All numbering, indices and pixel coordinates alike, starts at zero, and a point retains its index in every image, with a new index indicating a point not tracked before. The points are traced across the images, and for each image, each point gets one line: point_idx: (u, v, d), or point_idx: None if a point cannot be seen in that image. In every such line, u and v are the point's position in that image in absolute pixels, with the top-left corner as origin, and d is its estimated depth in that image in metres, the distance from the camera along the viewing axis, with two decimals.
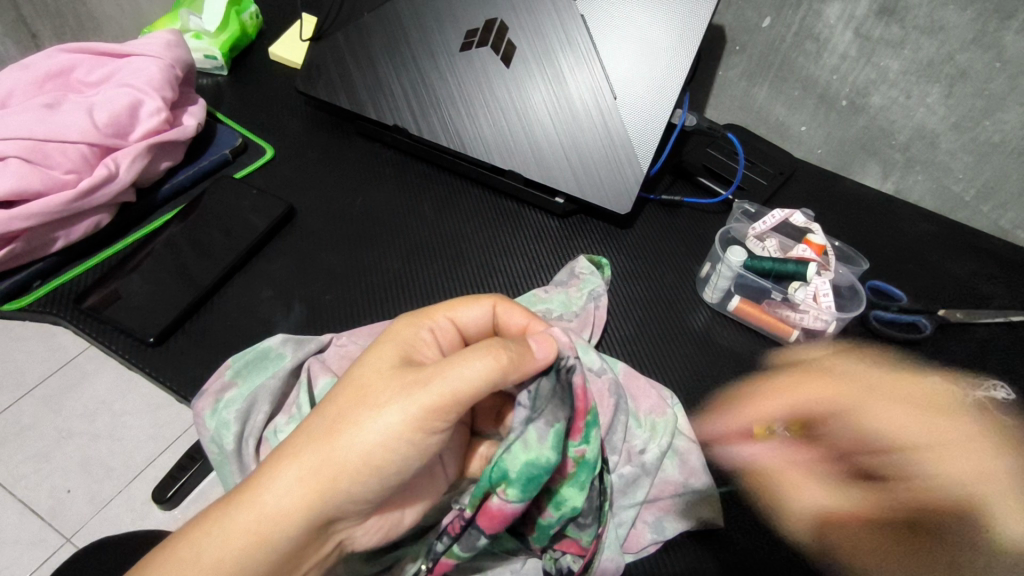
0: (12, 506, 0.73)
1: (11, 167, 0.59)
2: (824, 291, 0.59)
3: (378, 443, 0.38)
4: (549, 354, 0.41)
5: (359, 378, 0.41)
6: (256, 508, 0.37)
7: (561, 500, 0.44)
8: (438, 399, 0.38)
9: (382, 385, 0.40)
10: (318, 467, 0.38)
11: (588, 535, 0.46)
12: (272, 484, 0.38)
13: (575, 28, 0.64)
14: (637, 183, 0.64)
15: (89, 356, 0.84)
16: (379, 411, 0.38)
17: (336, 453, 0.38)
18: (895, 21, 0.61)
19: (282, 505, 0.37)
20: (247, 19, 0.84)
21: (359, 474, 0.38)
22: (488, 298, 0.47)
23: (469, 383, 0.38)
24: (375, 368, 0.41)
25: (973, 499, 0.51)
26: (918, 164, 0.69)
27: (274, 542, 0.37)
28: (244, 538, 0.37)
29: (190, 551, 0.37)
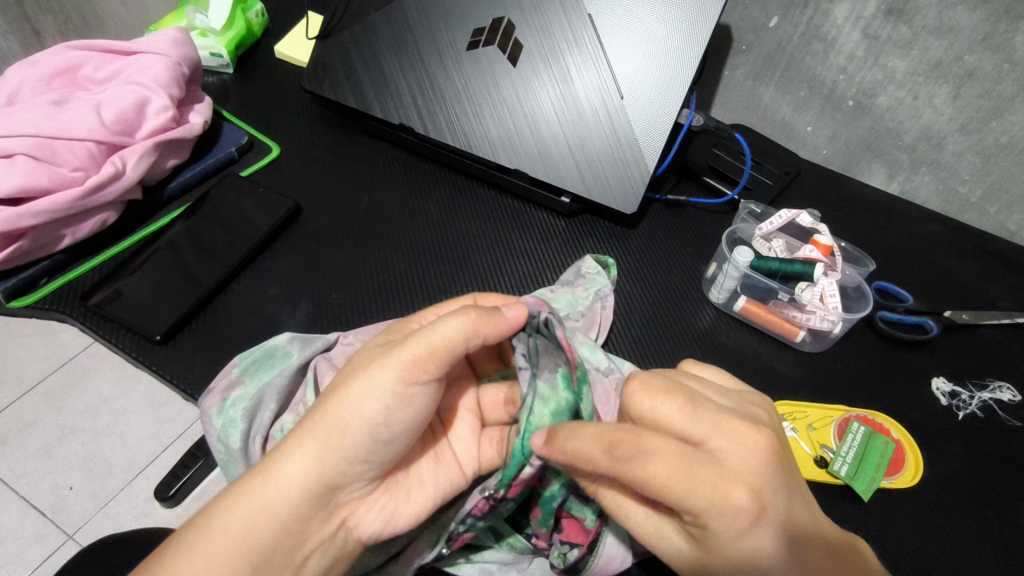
0: (15, 503, 0.73)
1: (19, 165, 0.60)
2: (831, 292, 0.58)
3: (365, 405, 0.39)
4: (520, 312, 0.42)
5: (353, 357, 0.43)
6: (261, 474, 0.39)
7: None
8: (417, 355, 0.39)
9: (371, 356, 0.42)
10: (314, 433, 0.40)
11: (591, 512, 0.47)
12: (275, 453, 0.40)
13: (582, 28, 0.65)
14: (644, 182, 0.64)
15: (91, 353, 0.84)
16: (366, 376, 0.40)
17: (329, 418, 0.40)
18: (903, 22, 0.61)
19: (283, 471, 0.39)
20: (253, 17, 0.84)
21: (351, 436, 0.39)
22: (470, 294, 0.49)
23: (445, 339, 0.40)
24: (367, 346, 0.43)
25: (966, 500, 0.53)
26: (924, 165, 0.69)
27: (277, 506, 0.38)
28: (248, 504, 0.38)
29: (202, 518, 0.39)
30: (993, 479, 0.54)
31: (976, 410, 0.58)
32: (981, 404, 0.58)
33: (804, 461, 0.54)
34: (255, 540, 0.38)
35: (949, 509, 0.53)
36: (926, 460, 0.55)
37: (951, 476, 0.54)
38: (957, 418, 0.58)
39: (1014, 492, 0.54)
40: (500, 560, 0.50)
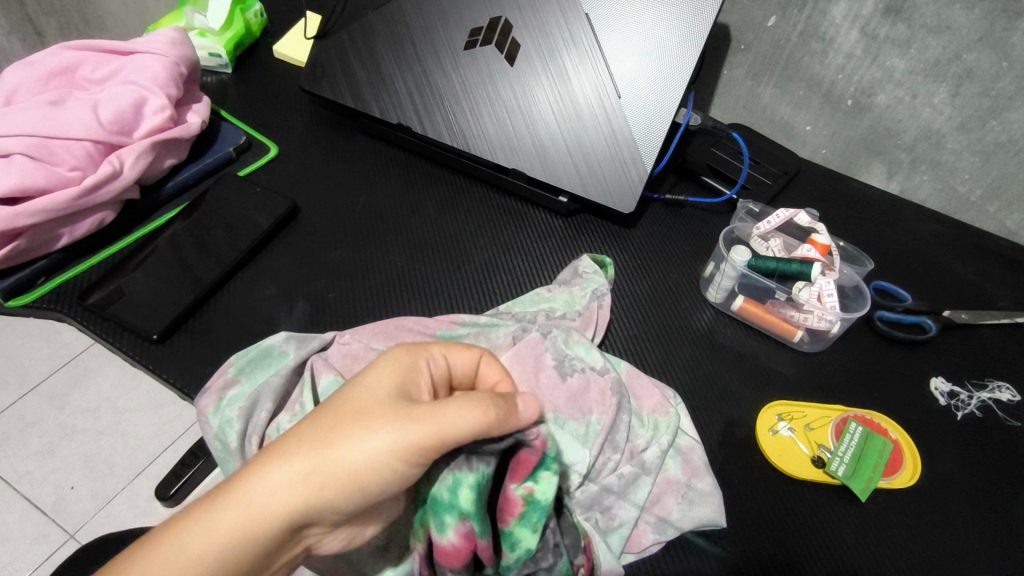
0: (16, 503, 0.73)
1: (17, 164, 0.60)
2: (828, 291, 0.58)
3: (366, 462, 0.36)
4: (534, 410, 0.42)
5: (357, 398, 0.38)
6: (246, 505, 0.34)
7: (516, 542, 0.44)
8: (432, 435, 0.36)
9: (381, 407, 0.37)
10: (308, 476, 0.35)
11: (556, 574, 0.45)
12: (264, 482, 0.34)
13: (579, 28, 0.64)
14: (640, 181, 0.63)
15: (93, 353, 0.84)
16: (374, 429, 0.36)
17: (331, 463, 0.35)
18: (902, 20, 0.60)
19: (271, 505, 0.34)
20: (252, 17, 0.85)
21: (345, 486, 0.36)
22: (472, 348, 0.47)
23: (466, 426, 0.37)
24: (374, 389, 0.39)
25: (965, 499, 0.53)
26: (924, 164, 0.68)
27: (256, 540, 0.34)
28: (228, 534, 0.33)
29: (173, 544, 0.33)
30: (992, 479, 0.54)
31: (975, 410, 0.58)
32: (980, 403, 0.58)
33: (801, 460, 0.54)
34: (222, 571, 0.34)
35: (948, 509, 0.52)
36: (925, 460, 0.55)
37: (950, 477, 0.54)
38: (956, 418, 0.57)
39: (1013, 492, 0.54)
40: None
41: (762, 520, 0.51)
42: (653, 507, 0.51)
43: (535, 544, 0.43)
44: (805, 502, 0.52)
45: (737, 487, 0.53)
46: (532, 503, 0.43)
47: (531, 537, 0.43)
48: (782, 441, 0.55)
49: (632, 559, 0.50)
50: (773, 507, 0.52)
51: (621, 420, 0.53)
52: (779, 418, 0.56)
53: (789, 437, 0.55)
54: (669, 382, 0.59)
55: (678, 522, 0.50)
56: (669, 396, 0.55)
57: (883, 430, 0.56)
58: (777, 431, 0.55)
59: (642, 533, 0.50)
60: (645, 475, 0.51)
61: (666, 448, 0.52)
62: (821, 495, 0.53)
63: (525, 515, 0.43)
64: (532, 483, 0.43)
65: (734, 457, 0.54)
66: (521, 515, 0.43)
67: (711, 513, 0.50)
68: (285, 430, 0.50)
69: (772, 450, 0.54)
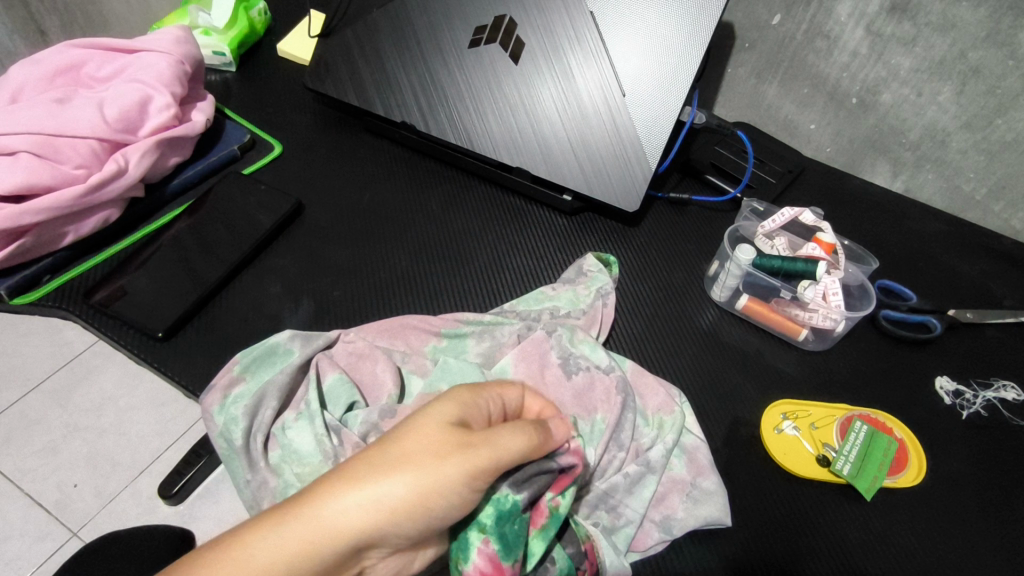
0: (19, 501, 0.71)
1: (22, 162, 0.60)
2: (833, 290, 0.58)
3: (427, 492, 0.34)
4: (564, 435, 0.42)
5: (421, 425, 0.36)
6: (314, 524, 0.32)
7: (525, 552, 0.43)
8: (491, 463, 0.36)
9: (442, 434, 0.35)
10: (377, 499, 0.33)
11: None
12: (331, 501, 0.33)
13: (584, 26, 0.64)
14: (645, 180, 0.63)
15: (95, 351, 0.82)
16: (444, 459, 0.34)
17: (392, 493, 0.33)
18: (907, 18, 0.60)
19: (336, 527, 0.32)
20: (255, 15, 0.85)
21: (405, 516, 0.33)
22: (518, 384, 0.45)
23: (517, 451, 0.37)
24: (436, 418, 0.36)
25: (970, 499, 0.53)
26: (928, 162, 0.68)
27: (319, 563, 0.32)
28: (293, 551, 0.32)
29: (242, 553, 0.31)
30: (997, 478, 0.54)
31: (980, 409, 0.58)
32: (985, 402, 0.58)
33: (805, 459, 0.54)
34: None
35: (953, 508, 0.52)
36: (930, 459, 0.55)
37: (956, 476, 0.54)
38: (961, 417, 0.57)
39: (1019, 491, 0.53)
40: None
41: (768, 519, 0.51)
42: (657, 506, 0.51)
43: (543, 551, 0.43)
44: (809, 501, 0.52)
45: (742, 487, 0.53)
46: (555, 516, 0.43)
47: (540, 545, 0.43)
48: (786, 440, 0.55)
49: (637, 558, 0.49)
50: (779, 506, 0.52)
51: (626, 418, 0.52)
52: (784, 417, 0.56)
53: (793, 436, 0.55)
54: (673, 381, 0.59)
55: (682, 521, 0.50)
56: (673, 394, 0.55)
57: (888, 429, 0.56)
58: (781, 430, 0.55)
59: (647, 532, 0.50)
60: (650, 473, 0.51)
61: (671, 447, 0.51)
62: (827, 494, 0.53)
63: (546, 528, 0.43)
64: (560, 497, 0.43)
65: (739, 456, 0.54)
66: (541, 526, 0.43)
67: (715, 512, 0.50)
68: (291, 429, 0.50)
69: (777, 449, 0.54)
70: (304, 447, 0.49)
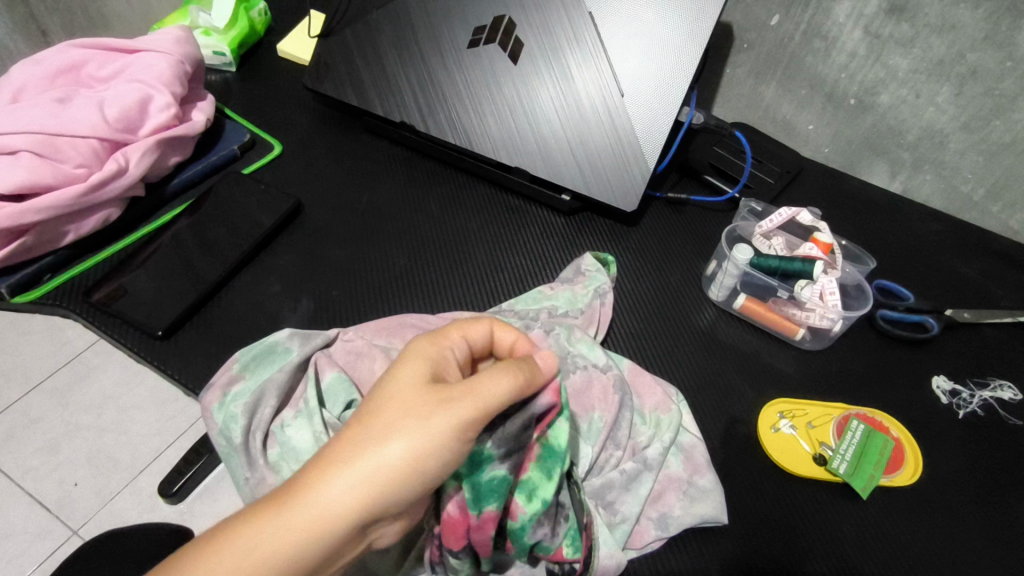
0: (20, 499, 0.71)
1: (23, 161, 0.60)
2: (830, 290, 0.58)
3: (411, 455, 0.34)
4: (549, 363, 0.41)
5: (391, 392, 0.37)
6: (306, 511, 0.33)
7: (531, 491, 0.44)
8: (475, 412, 0.36)
9: (412, 395, 0.36)
10: (363, 476, 0.34)
11: (567, 537, 0.46)
12: (322, 486, 0.33)
13: (582, 25, 0.65)
14: (643, 179, 0.64)
15: (96, 351, 0.81)
16: (429, 419, 0.35)
17: (374, 467, 0.34)
18: (905, 19, 0.60)
19: (329, 512, 0.33)
20: (256, 16, 0.85)
21: (402, 484, 0.34)
22: (487, 320, 0.44)
23: (496, 389, 0.37)
24: (404, 382, 0.37)
25: (964, 497, 0.53)
26: (926, 163, 0.68)
27: (319, 546, 0.33)
28: (289, 539, 0.32)
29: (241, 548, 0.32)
30: (994, 478, 0.54)
31: (977, 409, 0.58)
32: (982, 402, 0.58)
33: (803, 458, 0.54)
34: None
35: (949, 507, 0.53)
36: (927, 458, 0.55)
37: (952, 475, 0.54)
38: (958, 417, 0.58)
39: (1015, 492, 0.54)
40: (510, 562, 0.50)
41: (764, 518, 0.51)
42: (653, 503, 0.51)
43: (551, 493, 0.43)
44: (805, 500, 0.52)
45: (738, 486, 0.53)
46: (549, 450, 0.43)
47: (548, 487, 0.44)
48: (783, 439, 0.55)
49: (635, 556, 0.50)
50: (776, 504, 0.52)
51: (623, 417, 0.53)
52: (781, 416, 0.56)
53: (791, 435, 0.55)
54: (671, 380, 0.59)
55: (678, 519, 0.50)
56: (670, 393, 0.55)
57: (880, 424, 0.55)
58: (778, 429, 0.55)
59: (644, 529, 0.50)
60: (647, 471, 0.51)
61: (667, 445, 0.52)
62: (824, 493, 0.53)
63: (543, 462, 0.43)
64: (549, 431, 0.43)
65: (736, 455, 0.55)
66: (538, 463, 0.44)
67: (712, 510, 0.50)
68: (290, 427, 0.50)
69: (775, 449, 0.54)
70: (302, 445, 0.49)
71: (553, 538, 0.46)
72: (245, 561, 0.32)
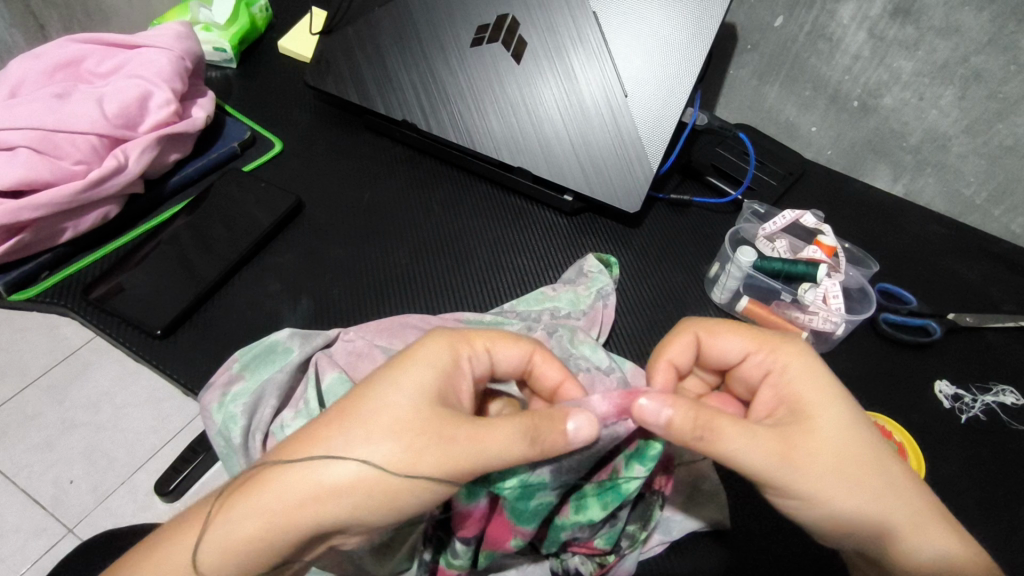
0: (14, 496, 0.70)
1: (21, 157, 0.60)
2: (834, 292, 0.58)
3: (386, 480, 0.35)
4: (585, 428, 0.38)
5: (385, 401, 0.37)
6: (258, 511, 0.35)
7: (582, 506, 0.44)
8: (469, 462, 0.36)
9: (409, 413, 0.36)
10: (323, 491, 0.35)
11: (602, 538, 0.47)
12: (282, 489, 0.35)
13: (587, 26, 0.64)
14: (647, 182, 0.63)
15: (94, 347, 0.80)
16: (410, 458, 0.36)
17: (342, 479, 0.35)
18: (910, 22, 0.60)
19: (288, 513, 0.35)
20: (256, 12, 0.84)
21: (364, 507, 0.36)
22: (529, 343, 0.45)
23: (504, 447, 0.37)
24: (404, 393, 0.37)
25: (965, 501, 0.53)
26: (929, 166, 0.68)
27: (271, 546, 0.36)
28: (242, 537, 0.35)
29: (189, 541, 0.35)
30: (995, 482, 0.54)
31: (979, 413, 0.58)
32: (984, 407, 0.58)
33: None
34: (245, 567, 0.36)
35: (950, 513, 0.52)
36: (928, 463, 0.55)
37: (953, 480, 0.54)
38: (959, 421, 0.57)
39: (1016, 496, 0.53)
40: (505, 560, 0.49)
41: (770, 523, 0.51)
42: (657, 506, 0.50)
43: (600, 517, 0.44)
44: None
45: (739, 494, 0.53)
46: (613, 484, 0.44)
47: (599, 510, 0.44)
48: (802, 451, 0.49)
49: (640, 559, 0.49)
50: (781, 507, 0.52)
51: None
52: None
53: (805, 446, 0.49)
54: None
55: (682, 522, 0.50)
56: None
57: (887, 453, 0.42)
58: None
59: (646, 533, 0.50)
60: None
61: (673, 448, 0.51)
62: None
63: (604, 489, 0.44)
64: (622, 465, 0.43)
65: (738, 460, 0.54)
66: (599, 485, 0.44)
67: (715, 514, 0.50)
68: (289, 428, 0.49)
69: None
70: None
71: (590, 534, 0.47)
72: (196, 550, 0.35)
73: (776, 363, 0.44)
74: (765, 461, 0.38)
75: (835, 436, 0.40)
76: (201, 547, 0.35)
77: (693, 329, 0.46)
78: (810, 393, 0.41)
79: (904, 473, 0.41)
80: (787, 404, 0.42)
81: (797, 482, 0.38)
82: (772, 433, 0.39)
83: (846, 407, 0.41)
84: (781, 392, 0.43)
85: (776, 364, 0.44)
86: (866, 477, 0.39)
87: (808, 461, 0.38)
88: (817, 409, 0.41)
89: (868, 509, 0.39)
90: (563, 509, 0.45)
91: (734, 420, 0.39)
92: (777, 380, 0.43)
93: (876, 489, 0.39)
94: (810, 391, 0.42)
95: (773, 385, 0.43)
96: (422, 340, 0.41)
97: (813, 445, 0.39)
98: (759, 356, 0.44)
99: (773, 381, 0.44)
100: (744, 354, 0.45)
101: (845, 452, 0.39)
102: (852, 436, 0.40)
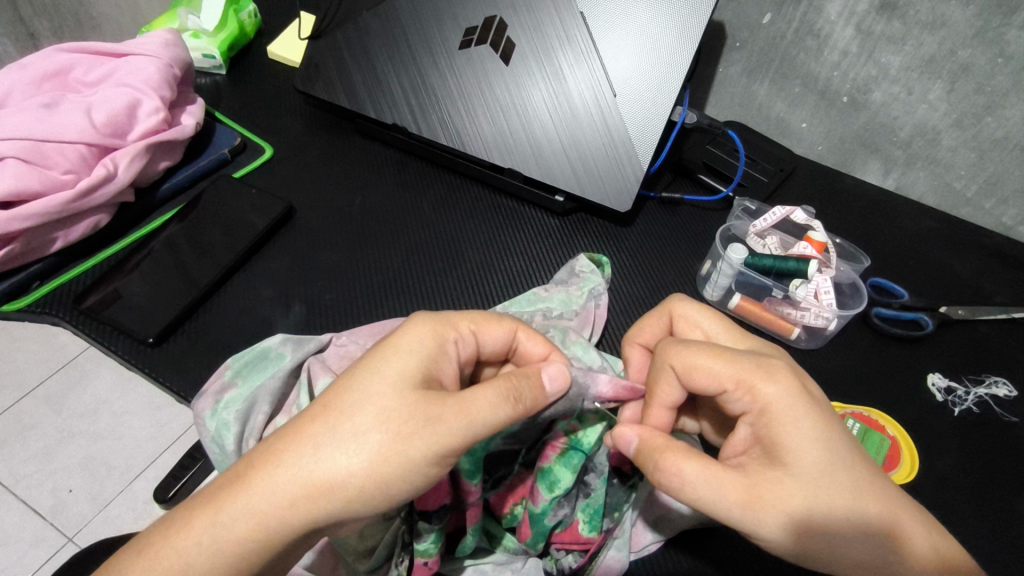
0: (14, 507, 0.69)
1: (10, 167, 0.59)
2: (825, 289, 0.58)
3: (380, 469, 0.35)
4: (561, 378, 0.42)
5: (369, 388, 0.37)
6: (254, 503, 0.34)
7: (553, 483, 0.45)
8: (462, 436, 0.36)
9: (392, 402, 0.36)
10: (311, 478, 0.34)
11: (586, 521, 0.47)
12: (272, 477, 0.35)
13: (575, 27, 0.64)
14: (637, 180, 0.63)
15: (90, 355, 0.79)
16: (396, 444, 0.35)
17: (335, 475, 0.35)
18: (896, 17, 0.60)
19: (280, 506, 0.34)
20: (245, 18, 0.84)
21: (359, 492, 0.35)
22: (510, 321, 0.46)
23: (491, 413, 0.37)
24: (386, 380, 0.37)
25: (960, 494, 0.53)
26: (919, 160, 0.68)
27: (268, 543, 0.35)
28: (240, 532, 0.34)
29: (179, 545, 0.34)
30: (991, 476, 0.54)
31: (972, 406, 0.58)
32: (977, 399, 0.58)
33: None
34: (244, 564, 0.34)
35: (947, 507, 0.53)
36: (923, 456, 0.55)
37: (948, 475, 0.54)
38: (953, 414, 0.58)
39: (1011, 489, 0.54)
40: (495, 560, 0.50)
41: None
42: (653, 506, 0.50)
43: (573, 484, 0.44)
44: None
45: None
46: (574, 442, 0.45)
47: (570, 478, 0.44)
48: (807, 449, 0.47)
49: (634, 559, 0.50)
50: None
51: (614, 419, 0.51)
52: None
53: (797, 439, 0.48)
54: None
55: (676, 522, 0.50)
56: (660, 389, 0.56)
57: (880, 503, 0.38)
58: None
59: (640, 532, 0.50)
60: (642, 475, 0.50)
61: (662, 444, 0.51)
62: None
63: (568, 454, 0.45)
64: (574, 420, 0.46)
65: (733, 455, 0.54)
66: (562, 453, 0.45)
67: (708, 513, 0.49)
68: None
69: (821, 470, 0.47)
70: None
71: (572, 513, 0.47)
72: (188, 553, 0.34)
73: (756, 404, 0.41)
74: (728, 510, 0.38)
75: (808, 488, 0.38)
76: (194, 550, 0.34)
77: (671, 366, 0.45)
78: (795, 442, 0.39)
79: (885, 519, 0.38)
80: (764, 445, 0.40)
81: (758, 530, 0.38)
82: (741, 483, 0.38)
83: (824, 453, 0.39)
84: (761, 431, 0.41)
85: (755, 406, 0.41)
86: (834, 534, 0.38)
87: (774, 511, 0.37)
88: (796, 458, 0.38)
89: (838, 548, 0.38)
90: (538, 497, 0.45)
91: (698, 468, 0.39)
92: (756, 421, 0.41)
93: (848, 541, 0.38)
94: (791, 437, 0.39)
95: (752, 426, 0.42)
96: (406, 324, 0.42)
97: (779, 496, 0.38)
98: (737, 395, 0.42)
99: (751, 421, 0.41)
100: (721, 391, 0.43)
101: (817, 508, 0.37)
102: (825, 484, 0.38)
